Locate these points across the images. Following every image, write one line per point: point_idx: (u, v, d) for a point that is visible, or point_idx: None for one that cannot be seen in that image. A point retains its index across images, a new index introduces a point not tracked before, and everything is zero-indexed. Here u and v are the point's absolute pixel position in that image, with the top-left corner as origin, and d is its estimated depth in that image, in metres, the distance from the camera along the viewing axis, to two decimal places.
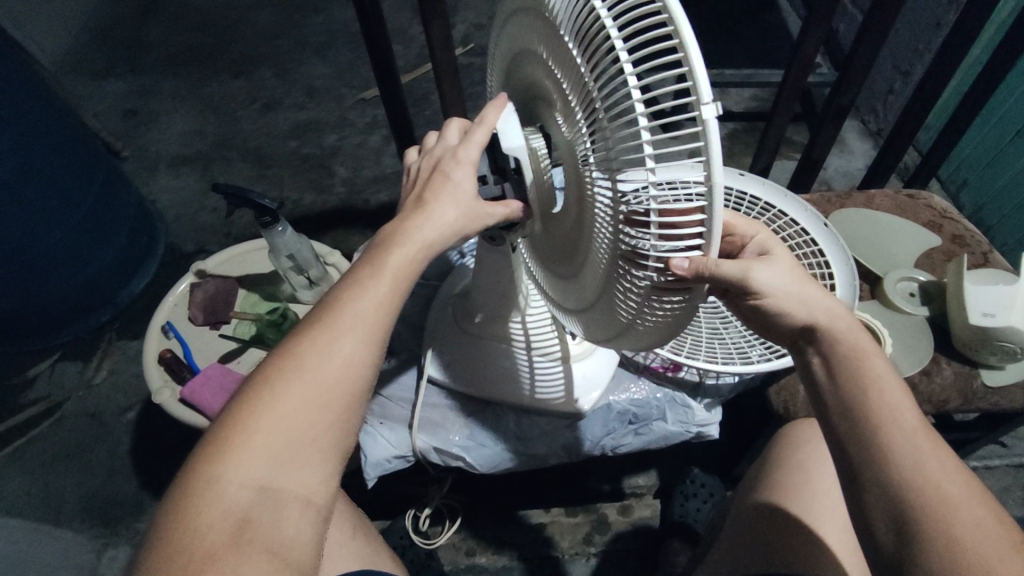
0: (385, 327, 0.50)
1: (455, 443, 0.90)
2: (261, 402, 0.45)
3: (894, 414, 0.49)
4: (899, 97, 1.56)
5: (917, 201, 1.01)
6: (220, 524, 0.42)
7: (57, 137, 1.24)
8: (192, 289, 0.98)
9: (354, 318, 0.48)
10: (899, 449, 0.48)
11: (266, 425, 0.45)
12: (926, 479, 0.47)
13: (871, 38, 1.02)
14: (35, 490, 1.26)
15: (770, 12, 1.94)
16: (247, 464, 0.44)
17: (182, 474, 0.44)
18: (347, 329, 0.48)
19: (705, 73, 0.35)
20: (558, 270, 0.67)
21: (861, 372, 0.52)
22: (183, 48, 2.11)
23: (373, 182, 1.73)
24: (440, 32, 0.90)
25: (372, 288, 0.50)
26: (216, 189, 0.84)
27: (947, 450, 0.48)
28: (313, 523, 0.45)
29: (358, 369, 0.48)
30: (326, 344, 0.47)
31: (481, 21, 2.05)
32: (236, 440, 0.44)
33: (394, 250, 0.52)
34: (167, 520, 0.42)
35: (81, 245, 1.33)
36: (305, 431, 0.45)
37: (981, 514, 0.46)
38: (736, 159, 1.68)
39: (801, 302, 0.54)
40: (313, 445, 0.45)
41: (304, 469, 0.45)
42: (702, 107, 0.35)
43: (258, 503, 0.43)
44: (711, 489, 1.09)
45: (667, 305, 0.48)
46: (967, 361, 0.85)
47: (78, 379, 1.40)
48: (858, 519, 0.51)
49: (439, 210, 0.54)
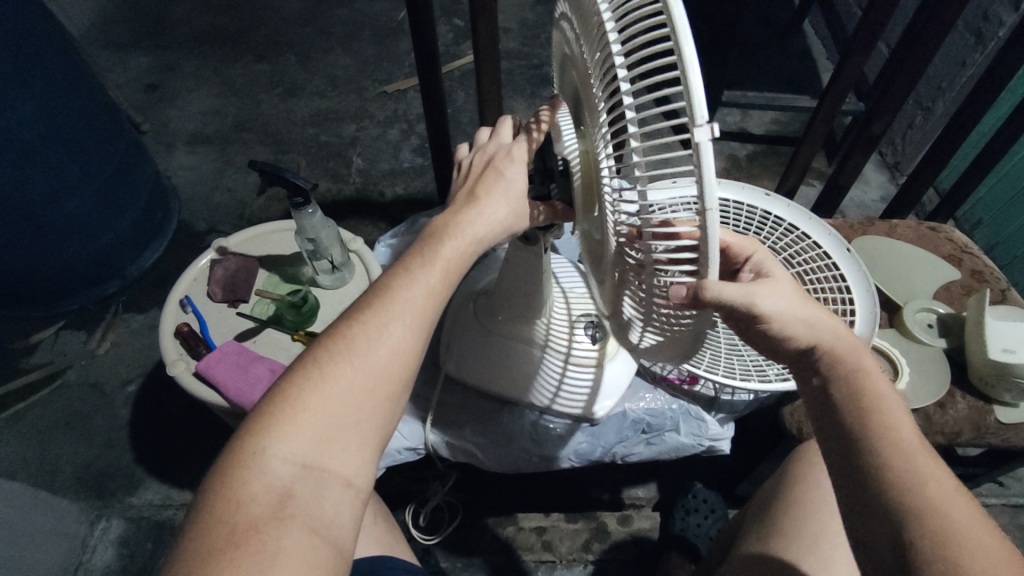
0: (429, 317, 0.54)
1: (468, 439, 0.91)
2: (309, 381, 0.49)
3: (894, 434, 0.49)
4: (919, 131, 1.58)
5: (939, 234, 1.02)
6: (264, 497, 0.45)
7: (84, 103, 1.24)
8: (213, 265, 0.97)
9: (403, 305, 0.52)
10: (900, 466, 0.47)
11: (312, 405, 0.48)
12: (928, 503, 0.45)
13: (905, 70, 1.04)
14: (29, 457, 1.24)
15: (797, 38, 1.95)
16: (290, 440, 0.47)
17: (229, 445, 0.47)
18: (396, 316, 0.52)
19: (702, 94, 0.34)
20: (595, 273, 0.66)
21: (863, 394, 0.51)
22: (207, 28, 2.11)
23: (389, 175, 1.73)
24: (486, 30, 0.90)
25: (422, 278, 0.54)
26: (251, 166, 0.84)
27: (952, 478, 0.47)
28: (352, 502, 0.48)
29: (402, 359, 0.51)
30: (378, 330, 0.51)
31: (508, 25, 2.06)
32: (283, 416, 0.47)
33: (447, 242, 0.55)
34: (213, 490, 0.45)
35: (97, 213, 1.33)
36: (351, 414, 0.49)
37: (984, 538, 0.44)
38: (754, 181, 1.69)
39: (801, 325, 0.51)
40: (358, 428, 0.49)
41: (343, 451, 0.48)
42: (696, 129, 0.34)
43: (300, 480, 0.46)
44: (712, 505, 1.09)
45: (680, 321, 0.47)
46: (982, 396, 0.86)
47: (81, 349, 1.39)
48: (854, 534, 0.49)
49: (489, 207, 0.57)
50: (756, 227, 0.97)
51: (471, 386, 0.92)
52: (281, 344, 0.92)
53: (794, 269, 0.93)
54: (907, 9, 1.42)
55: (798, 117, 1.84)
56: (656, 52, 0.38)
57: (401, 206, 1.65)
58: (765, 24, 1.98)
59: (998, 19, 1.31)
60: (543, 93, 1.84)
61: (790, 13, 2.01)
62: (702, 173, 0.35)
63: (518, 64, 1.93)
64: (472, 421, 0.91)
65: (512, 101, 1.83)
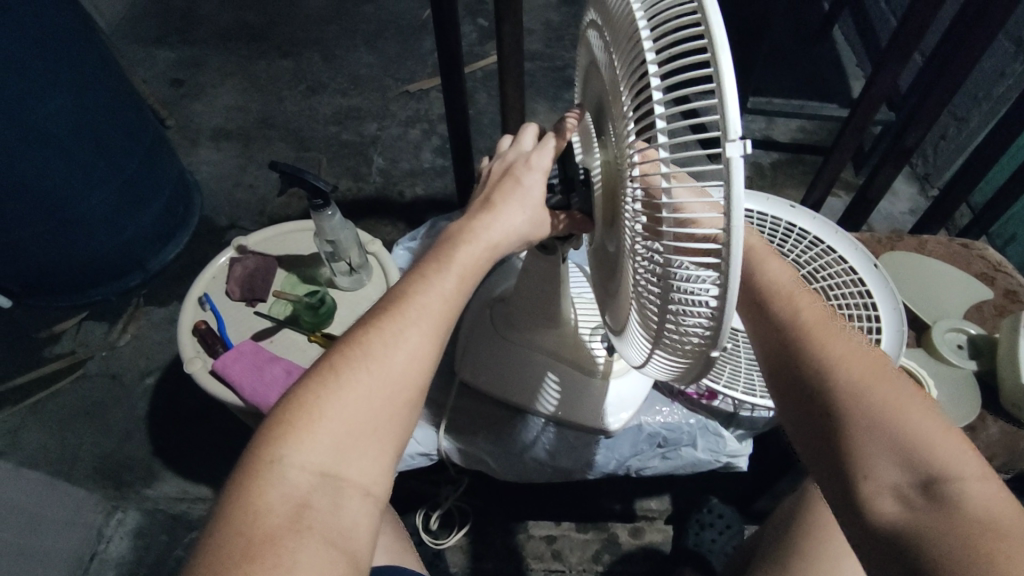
0: (445, 324, 0.53)
1: (480, 447, 0.90)
2: (325, 387, 0.48)
3: (842, 359, 0.49)
4: (952, 143, 1.54)
5: (971, 251, 0.99)
6: (281, 507, 0.45)
7: (113, 98, 1.26)
8: (233, 263, 0.98)
9: (419, 311, 0.52)
10: (859, 396, 0.48)
11: (329, 412, 0.48)
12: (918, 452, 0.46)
13: (941, 81, 1.01)
14: (50, 446, 1.26)
15: (826, 43, 1.91)
16: (306, 449, 0.47)
17: (247, 454, 0.47)
18: (412, 321, 0.51)
19: (735, 107, 0.33)
20: (607, 288, 0.65)
21: (797, 320, 0.52)
22: (234, 24, 2.13)
23: (410, 175, 1.73)
24: (511, 33, 0.90)
25: (438, 284, 0.53)
26: (272, 167, 0.84)
27: (915, 393, 0.49)
28: (370, 511, 0.48)
29: (418, 364, 0.51)
30: (393, 334, 0.51)
31: (532, 26, 2.05)
32: (299, 424, 0.47)
33: (462, 248, 0.54)
34: (230, 501, 0.45)
35: (122, 207, 1.35)
36: (368, 420, 0.49)
37: (965, 458, 0.46)
38: (779, 191, 1.66)
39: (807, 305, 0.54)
40: (375, 433, 0.49)
41: (360, 459, 0.48)
42: (727, 145, 0.34)
43: (318, 489, 0.46)
44: (727, 521, 1.06)
45: (692, 336, 0.46)
46: (1014, 421, 0.83)
47: (103, 340, 1.41)
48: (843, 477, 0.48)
49: (508, 213, 0.56)
50: (779, 240, 0.95)
51: (484, 393, 0.92)
52: (298, 344, 0.93)
53: (817, 283, 0.91)
54: (944, 17, 1.38)
55: (826, 125, 1.80)
56: (689, 59, 0.37)
57: (421, 207, 1.65)
58: (794, 29, 1.94)
59: None
60: (566, 96, 1.82)
61: (820, 18, 1.97)
62: (731, 189, 0.35)
63: (541, 65, 1.92)
64: (485, 429, 0.91)
65: (535, 103, 1.82)
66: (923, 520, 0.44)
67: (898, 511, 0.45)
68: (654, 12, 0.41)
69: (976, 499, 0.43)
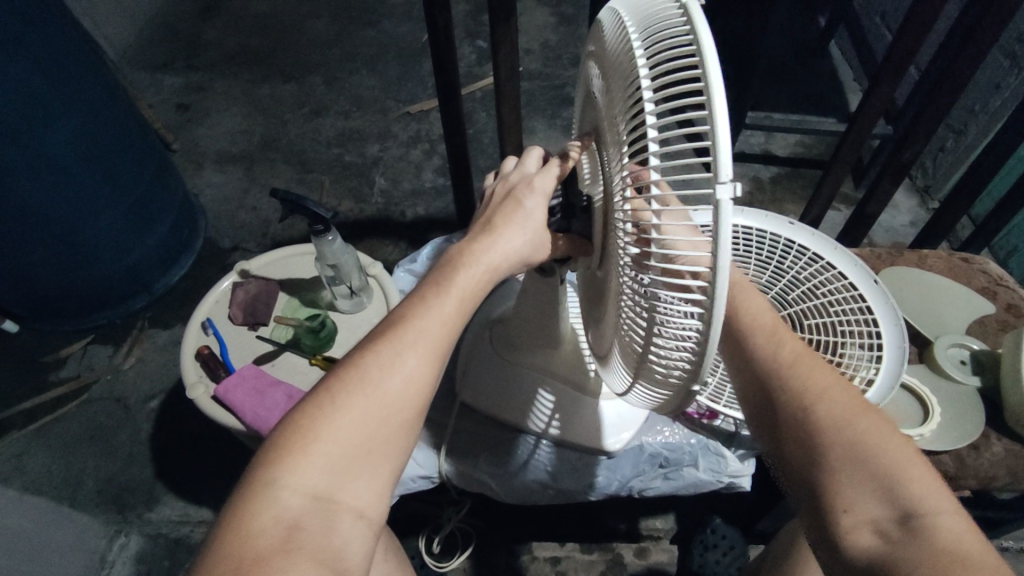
0: (445, 346, 0.54)
1: (481, 471, 0.89)
2: (321, 410, 0.49)
3: (823, 394, 0.52)
4: (951, 156, 1.54)
5: (972, 266, 0.99)
6: (271, 530, 0.45)
7: (121, 126, 1.29)
8: (235, 288, 0.99)
9: (417, 334, 0.52)
10: (839, 430, 0.50)
11: (325, 435, 0.48)
12: (894, 486, 0.48)
13: (935, 97, 1.02)
14: (55, 470, 1.27)
15: (823, 58, 1.93)
16: (302, 471, 0.47)
17: (243, 477, 0.47)
18: (410, 344, 0.52)
19: (727, 152, 0.35)
20: (594, 313, 0.65)
21: (779, 356, 0.54)
22: (239, 49, 2.17)
23: (411, 195, 1.74)
24: (507, 59, 0.91)
25: (437, 305, 0.54)
26: (274, 195, 0.85)
27: (895, 429, 0.51)
28: (364, 534, 0.48)
29: (416, 386, 0.51)
30: (390, 360, 0.51)
31: (531, 46, 2.08)
32: (294, 447, 0.47)
33: (462, 271, 0.55)
34: (225, 524, 0.45)
35: (128, 232, 1.37)
36: (364, 443, 0.49)
37: (937, 494, 0.47)
38: (778, 206, 1.67)
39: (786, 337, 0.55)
40: (369, 458, 0.49)
41: (355, 483, 0.48)
42: (717, 186, 0.35)
43: (310, 512, 0.46)
44: (732, 541, 1.05)
45: (678, 361, 0.46)
46: (1019, 438, 0.82)
47: (108, 363, 1.42)
48: (827, 510, 0.49)
49: (507, 235, 0.57)
50: (778, 256, 0.95)
51: (484, 415, 0.91)
52: (299, 368, 0.93)
53: (818, 299, 0.90)
54: (937, 32, 1.40)
55: (824, 138, 1.81)
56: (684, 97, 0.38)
57: (421, 226, 1.66)
58: (791, 44, 1.96)
59: None
60: (564, 115, 1.84)
61: (816, 34, 1.99)
62: (718, 228, 0.36)
63: (539, 85, 1.94)
64: (484, 452, 0.90)
65: (534, 122, 1.84)
66: (900, 551, 0.45)
67: (874, 543, 0.47)
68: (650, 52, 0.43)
69: (949, 535, 0.45)
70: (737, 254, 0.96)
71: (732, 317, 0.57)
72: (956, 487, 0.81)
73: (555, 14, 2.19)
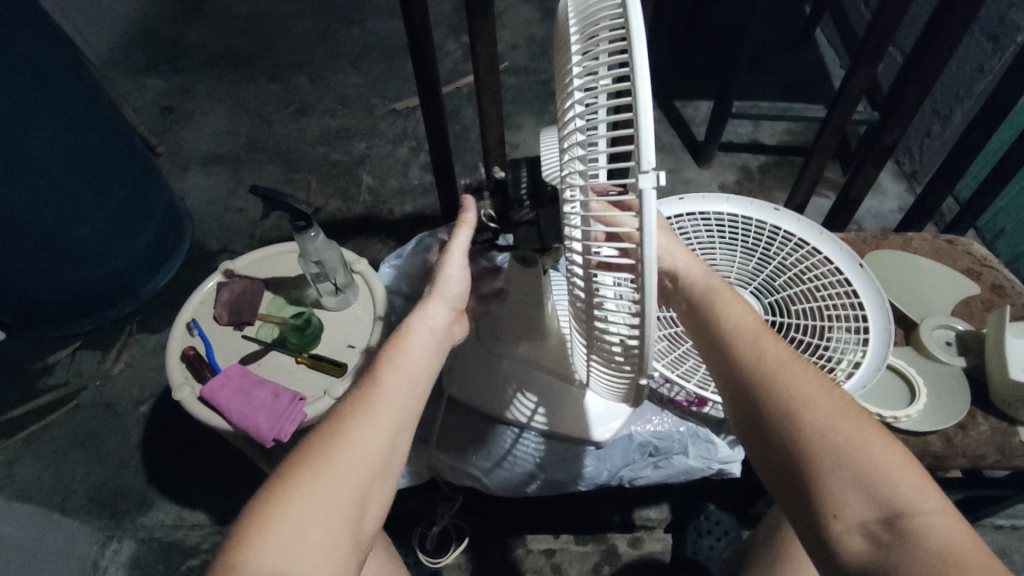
0: (405, 415, 0.58)
1: (473, 465, 0.89)
2: (284, 491, 0.52)
3: (805, 396, 0.53)
4: (936, 140, 1.54)
5: (956, 247, 0.99)
6: None
7: (101, 129, 1.27)
8: (219, 288, 0.98)
9: (377, 403, 0.57)
10: (824, 434, 0.51)
11: (288, 513, 0.52)
12: (882, 488, 0.49)
13: (916, 80, 1.02)
14: (46, 477, 1.26)
15: (808, 46, 1.93)
16: (262, 550, 0.50)
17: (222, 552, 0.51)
18: (371, 416, 0.57)
19: (651, 140, 0.38)
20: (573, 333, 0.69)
21: (764, 359, 0.56)
22: (222, 50, 2.15)
23: (399, 192, 1.74)
24: (485, 52, 0.91)
25: (394, 378, 0.59)
26: (255, 192, 0.85)
27: (879, 427, 0.52)
28: None
29: (377, 456, 0.56)
30: (356, 432, 0.56)
31: (516, 40, 2.07)
32: (261, 523, 0.51)
33: (405, 351, 0.61)
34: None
35: (112, 236, 1.35)
36: (325, 516, 0.52)
37: (927, 495, 0.49)
38: (766, 194, 1.67)
39: (759, 337, 0.58)
40: (332, 529, 0.52)
41: (314, 556, 0.51)
42: (641, 175, 0.38)
43: None
44: (726, 526, 1.04)
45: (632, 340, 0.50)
46: (1005, 416, 0.83)
47: (96, 369, 1.41)
48: (817, 516, 0.51)
49: (432, 308, 0.65)
50: (764, 243, 0.95)
51: (472, 408, 0.91)
52: (284, 366, 0.92)
53: (804, 284, 0.90)
54: (918, 16, 1.40)
55: (811, 126, 1.81)
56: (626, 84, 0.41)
57: (410, 223, 1.66)
58: (775, 33, 1.96)
59: (1015, 23, 1.28)
60: (551, 108, 1.84)
61: (800, 22, 1.98)
62: (644, 216, 0.39)
63: (524, 79, 1.94)
64: (473, 445, 0.90)
65: (520, 116, 1.84)
66: (890, 556, 0.47)
67: (865, 549, 0.48)
68: (587, 40, 0.48)
69: (936, 534, 0.47)
70: (723, 240, 0.96)
71: (715, 326, 0.60)
72: (945, 466, 0.81)
73: (539, 8, 2.18)
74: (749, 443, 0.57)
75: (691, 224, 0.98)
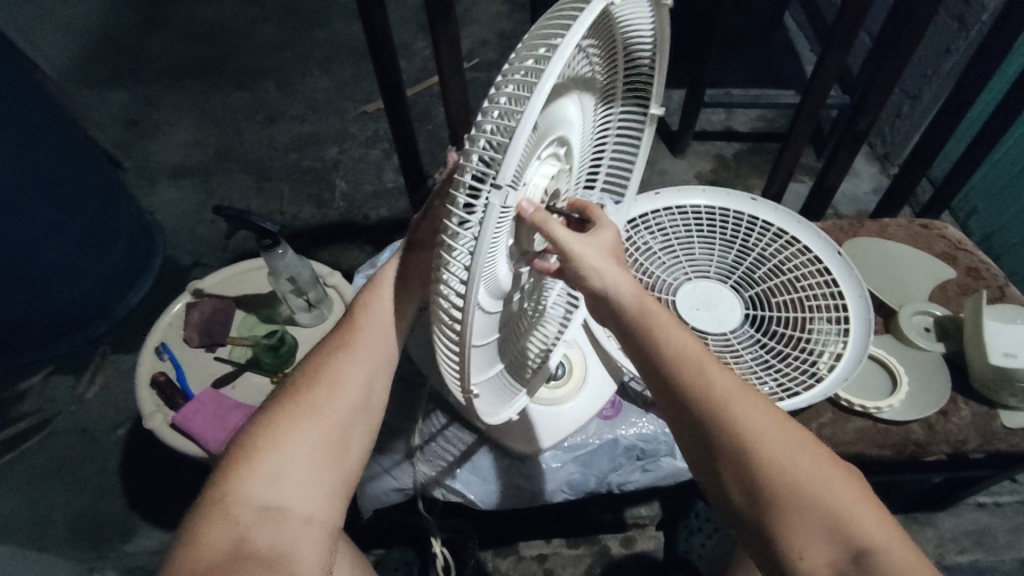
0: (382, 361, 0.62)
1: (456, 478, 0.87)
2: (269, 432, 0.56)
3: (761, 435, 0.52)
4: (907, 121, 1.55)
5: (931, 232, 1.00)
6: (222, 544, 0.51)
7: (62, 147, 1.23)
8: (188, 309, 0.95)
9: (356, 354, 0.61)
10: (781, 472, 0.51)
11: (272, 452, 0.55)
12: (843, 523, 0.49)
13: (886, 65, 1.01)
14: (22, 509, 1.22)
15: (778, 31, 1.93)
16: (249, 486, 0.53)
17: (201, 499, 0.54)
18: (350, 368, 0.60)
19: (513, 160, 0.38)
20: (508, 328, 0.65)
21: (712, 392, 0.53)
22: (187, 58, 2.10)
23: (374, 197, 1.71)
24: (449, 56, 0.88)
25: (368, 331, 0.63)
26: (217, 211, 0.82)
27: (833, 460, 0.52)
28: (318, 536, 0.54)
29: (356, 405, 0.59)
30: (332, 381, 0.59)
31: (486, 36, 2.04)
32: (243, 466, 0.54)
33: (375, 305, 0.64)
34: (189, 538, 0.52)
35: (79, 258, 1.31)
36: (310, 454, 0.56)
37: (886, 527, 0.49)
38: (743, 182, 1.67)
39: (701, 363, 0.54)
40: (320, 463, 0.56)
41: (302, 488, 0.55)
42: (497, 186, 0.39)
43: (259, 521, 0.52)
44: (715, 523, 1.02)
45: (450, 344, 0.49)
46: (986, 400, 0.83)
47: (70, 394, 1.37)
48: (781, 552, 0.51)
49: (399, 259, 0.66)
50: (742, 235, 0.94)
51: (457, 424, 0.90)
52: (262, 389, 0.90)
53: (783, 276, 0.90)
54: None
55: (784, 112, 1.81)
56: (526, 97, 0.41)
57: (387, 228, 1.63)
58: (746, 18, 1.95)
59: (980, 3, 1.28)
60: None
61: (769, 7, 1.98)
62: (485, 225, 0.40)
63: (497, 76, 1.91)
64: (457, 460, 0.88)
65: None
66: None
67: None
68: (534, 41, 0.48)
69: (901, 566, 0.48)
70: (701, 235, 0.96)
71: (656, 353, 0.55)
72: (928, 453, 0.81)
73: (508, 3, 2.16)
74: (704, 476, 0.56)
75: (668, 219, 0.97)
